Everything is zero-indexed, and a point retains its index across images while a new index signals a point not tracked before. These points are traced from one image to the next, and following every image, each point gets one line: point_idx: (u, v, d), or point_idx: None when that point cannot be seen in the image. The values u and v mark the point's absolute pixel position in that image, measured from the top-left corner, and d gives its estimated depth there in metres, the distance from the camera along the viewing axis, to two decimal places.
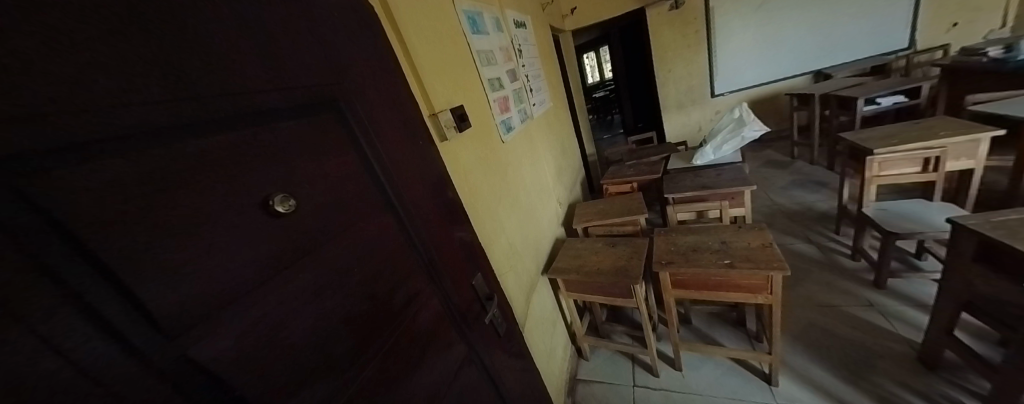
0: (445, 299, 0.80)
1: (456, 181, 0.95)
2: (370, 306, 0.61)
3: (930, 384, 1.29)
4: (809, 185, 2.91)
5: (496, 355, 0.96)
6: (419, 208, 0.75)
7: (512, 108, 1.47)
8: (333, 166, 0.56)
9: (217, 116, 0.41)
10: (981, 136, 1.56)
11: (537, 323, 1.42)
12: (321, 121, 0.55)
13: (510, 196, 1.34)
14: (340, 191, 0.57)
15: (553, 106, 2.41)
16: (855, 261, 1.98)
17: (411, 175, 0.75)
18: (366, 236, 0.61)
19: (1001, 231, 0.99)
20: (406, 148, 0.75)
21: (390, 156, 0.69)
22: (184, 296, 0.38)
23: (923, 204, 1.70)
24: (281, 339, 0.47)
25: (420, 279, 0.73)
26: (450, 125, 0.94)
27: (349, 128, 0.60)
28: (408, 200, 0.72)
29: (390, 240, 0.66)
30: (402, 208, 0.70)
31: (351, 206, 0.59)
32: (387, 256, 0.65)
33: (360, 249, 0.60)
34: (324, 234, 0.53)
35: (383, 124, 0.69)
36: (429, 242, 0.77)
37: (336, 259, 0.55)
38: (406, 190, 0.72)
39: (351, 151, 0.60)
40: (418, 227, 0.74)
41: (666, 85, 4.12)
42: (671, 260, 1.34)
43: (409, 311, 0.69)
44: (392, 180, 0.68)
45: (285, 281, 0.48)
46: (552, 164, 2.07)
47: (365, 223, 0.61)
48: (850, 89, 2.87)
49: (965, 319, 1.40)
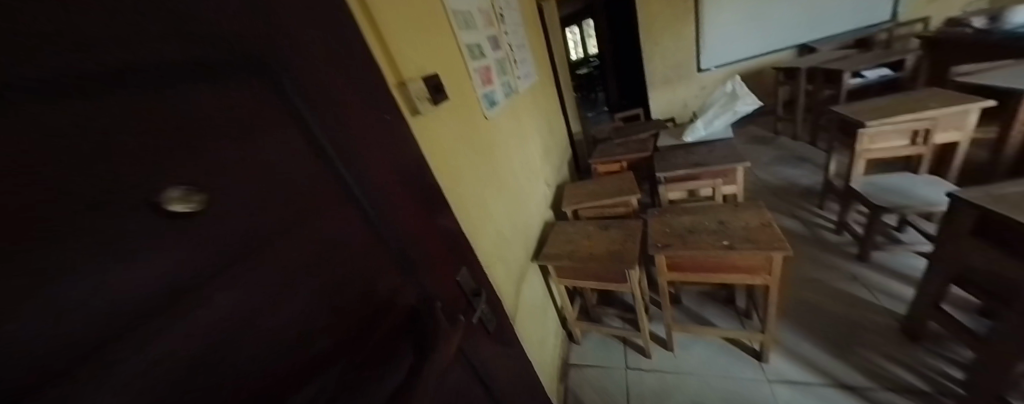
0: (424, 297, 0.68)
1: (433, 163, 0.81)
2: (334, 318, 0.48)
3: (915, 355, 1.32)
4: (792, 160, 2.93)
5: (486, 354, 0.88)
6: (392, 197, 0.61)
7: (495, 81, 1.32)
8: (269, 145, 0.40)
9: (45, 53, 0.24)
10: (972, 107, 1.54)
11: (527, 311, 1.34)
12: (249, 78, 0.38)
13: (496, 177, 1.22)
14: (281, 177, 0.41)
15: (538, 80, 2.26)
16: (838, 235, 2.00)
17: (381, 157, 0.60)
18: (320, 234, 0.46)
19: (1004, 205, 0.96)
20: (373, 123, 0.60)
21: (352, 132, 0.54)
22: (22, 359, 0.22)
23: (909, 177, 1.71)
24: (213, 371, 0.33)
25: (393, 279, 0.60)
26: (424, 97, 0.79)
27: (289, 94, 0.43)
28: (379, 188, 0.58)
29: (353, 237, 0.52)
30: (369, 198, 0.56)
31: (298, 198, 0.44)
32: (350, 257, 0.51)
33: (314, 251, 0.45)
34: (260, 238, 0.38)
35: (342, 93, 0.54)
36: (405, 237, 0.63)
37: (278, 269, 0.40)
38: (375, 176, 0.57)
39: (296, 125, 0.44)
40: (391, 221, 0.60)
41: (653, 59, 3.97)
42: (668, 243, 1.28)
43: (383, 318, 0.57)
44: (354, 163, 0.53)
45: (206, 311, 0.32)
46: (539, 142, 1.95)
47: (318, 218, 0.46)
48: (837, 62, 2.85)
49: (951, 292, 1.41)
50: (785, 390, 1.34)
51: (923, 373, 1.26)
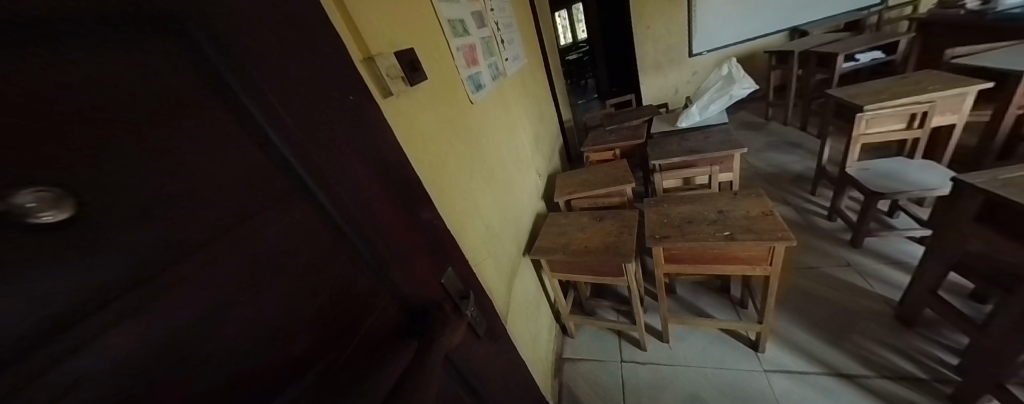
0: (400, 306, 0.59)
1: (410, 152, 0.71)
2: (287, 336, 0.40)
3: (909, 342, 1.31)
4: (783, 146, 2.91)
5: (476, 361, 0.81)
6: (360, 191, 0.50)
7: (481, 61, 1.22)
8: (170, 128, 0.30)
9: None
10: (970, 90, 1.51)
11: (519, 306, 1.27)
12: (126, 36, 0.27)
13: (484, 167, 1.12)
14: (192, 172, 0.31)
15: (528, 64, 2.15)
16: (830, 222, 1.99)
17: (347, 144, 0.49)
18: (255, 243, 0.36)
19: (1011, 189, 0.93)
20: (338, 103, 0.49)
21: (309, 116, 0.44)
22: None
23: (905, 162, 1.69)
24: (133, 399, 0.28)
25: (360, 290, 0.51)
26: (398, 75, 0.69)
27: (210, 65, 0.33)
28: (343, 181, 0.47)
29: (306, 244, 0.42)
30: (328, 193, 0.45)
31: (222, 197, 0.33)
32: (300, 268, 0.42)
33: (247, 265, 0.36)
34: (156, 256, 0.28)
35: (296, 63, 0.43)
36: (379, 238, 0.53)
37: (189, 295, 0.31)
38: (337, 167, 0.46)
39: (218, 103, 0.33)
40: (360, 220, 0.49)
41: (644, 43, 3.87)
42: (666, 234, 1.22)
43: (354, 330, 0.49)
44: (308, 151, 0.42)
45: (59, 367, 0.23)
46: (529, 130, 1.86)
47: (254, 223, 0.36)
48: (829, 45, 2.81)
49: (951, 280, 1.39)
50: (781, 380, 1.32)
51: (918, 360, 1.25)
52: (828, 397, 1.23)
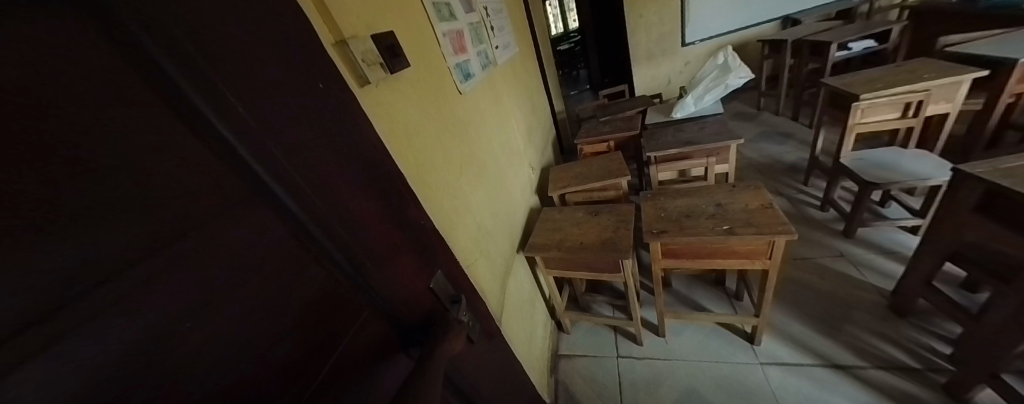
0: (382, 317, 0.52)
1: (393, 147, 0.64)
2: (261, 355, 0.35)
3: (903, 331, 1.31)
4: (775, 136, 2.91)
5: (469, 369, 0.76)
6: (333, 191, 0.43)
7: (470, 49, 1.14)
8: (91, 119, 0.24)
9: None
10: (965, 78, 1.51)
11: (514, 306, 1.23)
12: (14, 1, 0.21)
13: (474, 161, 1.06)
14: (95, 175, 0.24)
15: (519, 53, 2.07)
16: (823, 212, 1.99)
17: (317, 136, 0.42)
18: (194, 259, 0.29)
19: (1012, 178, 0.91)
20: (309, 87, 0.42)
21: (275, 105, 0.37)
22: None
23: (898, 152, 1.68)
24: None
25: (335, 304, 0.44)
26: (376, 61, 0.62)
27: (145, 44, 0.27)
28: (311, 178, 0.40)
29: (265, 256, 0.35)
30: (293, 194, 0.38)
31: (142, 207, 0.26)
32: (259, 286, 0.35)
33: (184, 287, 0.29)
34: (45, 288, 0.22)
35: (253, 38, 0.36)
36: (356, 243, 0.46)
37: (98, 333, 0.24)
38: (303, 162, 0.39)
39: (130, 84, 0.26)
40: (333, 224, 0.43)
41: (636, 32, 3.81)
42: (664, 229, 1.18)
43: (337, 342, 0.44)
44: (265, 145, 0.35)
45: None
46: (521, 122, 1.80)
47: (193, 238, 0.29)
48: (822, 34, 2.79)
49: (946, 269, 1.39)
50: (778, 372, 1.31)
51: (912, 350, 1.26)
52: (824, 388, 1.23)
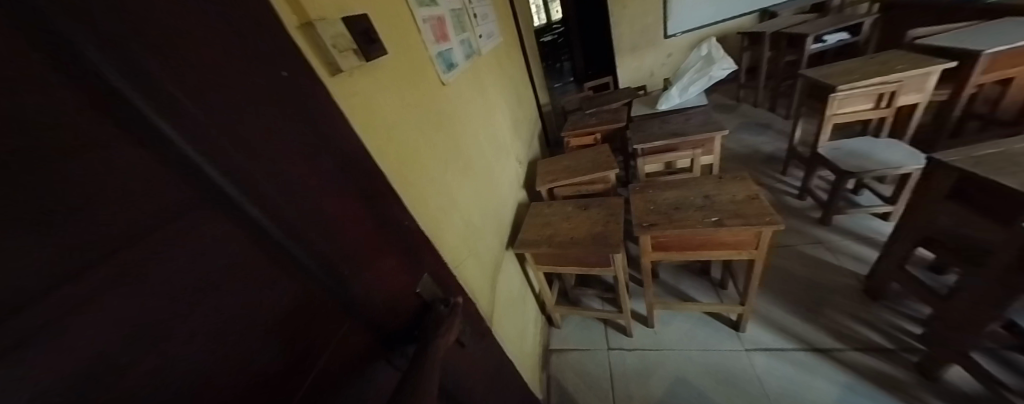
0: (363, 327, 0.47)
1: (370, 143, 0.59)
2: (224, 378, 0.30)
3: (876, 313, 1.37)
4: (755, 127, 2.98)
5: (460, 373, 0.72)
6: (300, 190, 0.38)
7: (452, 37, 1.08)
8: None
9: None
10: (933, 69, 1.57)
11: (504, 303, 1.20)
12: None
13: (460, 156, 1.01)
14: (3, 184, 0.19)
15: (503, 42, 2.02)
16: (801, 200, 2.05)
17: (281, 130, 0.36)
18: (127, 280, 0.24)
19: (982, 165, 0.95)
20: (270, 71, 0.36)
21: (233, 93, 0.32)
22: None
23: (871, 141, 1.74)
24: None
25: (307, 317, 0.39)
26: (348, 47, 0.56)
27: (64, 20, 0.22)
28: (271, 178, 0.34)
29: (215, 270, 0.30)
30: (250, 195, 0.32)
31: (62, 218, 0.21)
32: (211, 307, 0.29)
33: (112, 314, 0.24)
34: None
35: (199, 8, 0.29)
36: (328, 249, 0.41)
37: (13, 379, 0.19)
38: (262, 158, 0.34)
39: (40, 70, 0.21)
40: (300, 227, 0.37)
41: (620, 23, 3.81)
42: (654, 222, 1.17)
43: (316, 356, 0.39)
44: (215, 139, 0.29)
45: None
46: (507, 115, 1.75)
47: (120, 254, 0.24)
48: (799, 26, 2.85)
49: (916, 253, 1.45)
50: (762, 357, 1.34)
51: (886, 331, 1.31)
52: (806, 371, 1.26)
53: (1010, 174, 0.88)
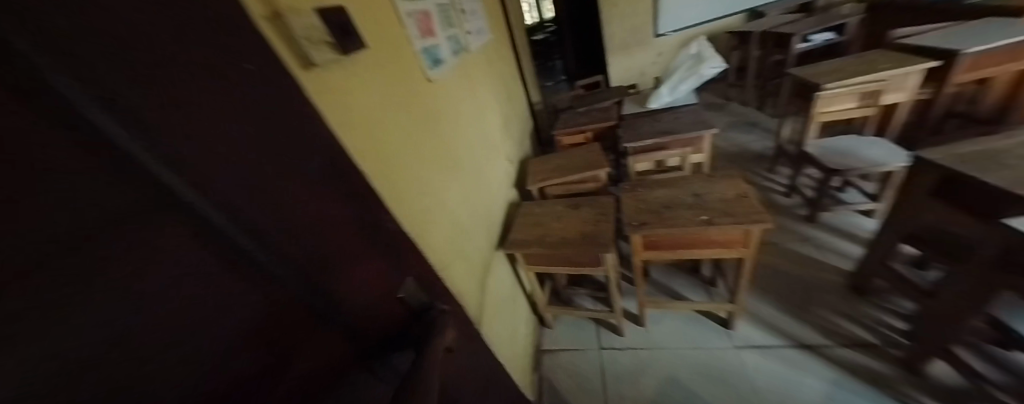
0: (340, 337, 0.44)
1: (348, 142, 0.55)
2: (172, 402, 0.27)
3: (861, 309, 1.39)
4: (743, 126, 3.01)
5: (447, 378, 0.70)
6: (268, 191, 0.33)
7: (439, 32, 1.06)
8: None
9: None
10: (916, 68, 1.60)
11: (495, 305, 1.18)
12: None
13: (447, 156, 0.99)
14: None
15: (493, 39, 1.99)
16: (788, 198, 2.08)
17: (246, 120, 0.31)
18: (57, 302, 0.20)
19: (966, 163, 0.96)
20: (239, 47, 0.30)
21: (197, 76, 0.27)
22: None
23: (857, 139, 1.77)
24: None
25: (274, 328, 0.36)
26: (322, 38, 0.51)
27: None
28: (234, 176, 0.30)
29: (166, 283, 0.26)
30: (206, 196, 0.28)
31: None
32: (161, 325, 0.26)
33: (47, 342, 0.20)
34: None
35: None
36: (300, 255, 0.37)
37: None
38: (224, 154, 0.30)
39: None
40: (268, 231, 0.34)
41: (611, 21, 3.82)
42: (644, 221, 1.17)
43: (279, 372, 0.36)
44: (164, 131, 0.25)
45: None
46: (497, 113, 1.73)
47: (47, 274, 0.20)
48: (787, 25, 2.89)
49: (900, 250, 1.48)
50: (751, 355, 1.35)
51: (872, 327, 1.33)
52: (794, 368, 1.28)
53: (994, 172, 0.89)
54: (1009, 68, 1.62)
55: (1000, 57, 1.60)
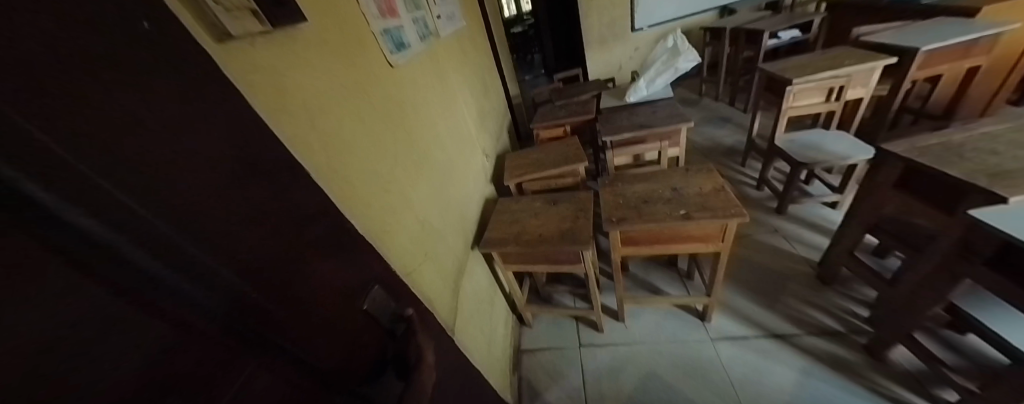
0: (303, 384, 0.32)
1: (286, 133, 0.48)
2: None
3: (829, 298, 1.44)
4: (716, 120, 3.08)
5: None
6: (172, 188, 0.24)
7: (403, 14, 0.97)
8: None
9: None
10: (877, 65, 1.66)
11: (470, 307, 1.12)
12: None
13: (414, 150, 0.91)
14: None
15: (467, 28, 1.91)
16: (759, 191, 2.13)
17: (108, 80, 0.21)
18: None
19: (927, 156, 0.99)
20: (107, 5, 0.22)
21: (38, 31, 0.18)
22: None
23: (823, 133, 1.83)
24: None
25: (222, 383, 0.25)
26: (244, 6, 0.42)
27: None
28: (115, 167, 0.21)
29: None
30: (90, 203, 0.19)
31: None
32: None
33: None
34: None
35: None
36: (229, 272, 0.26)
37: None
38: (74, 124, 0.19)
39: None
40: (175, 243, 0.23)
41: (589, 14, 3.81)
42: (624, 216, 1.14)
43: None
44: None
45: None
46: (472, 105, 1.65)
47: None
48: (756, 22, 2.97)
49: (863, 241, 1.54)
50: (727, 346, 1.37)
51: (838, 316, 1.37)
52: (767, 359, 1.30)
53: (954, 165, 0.92)
54: (957, 66, 1.72)
55: (950, 55, 1.69)
